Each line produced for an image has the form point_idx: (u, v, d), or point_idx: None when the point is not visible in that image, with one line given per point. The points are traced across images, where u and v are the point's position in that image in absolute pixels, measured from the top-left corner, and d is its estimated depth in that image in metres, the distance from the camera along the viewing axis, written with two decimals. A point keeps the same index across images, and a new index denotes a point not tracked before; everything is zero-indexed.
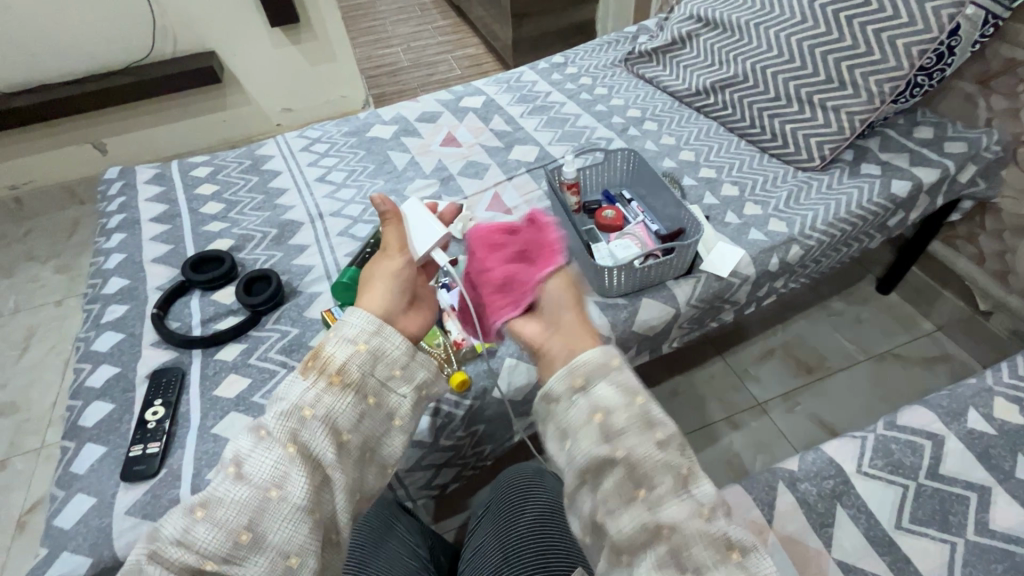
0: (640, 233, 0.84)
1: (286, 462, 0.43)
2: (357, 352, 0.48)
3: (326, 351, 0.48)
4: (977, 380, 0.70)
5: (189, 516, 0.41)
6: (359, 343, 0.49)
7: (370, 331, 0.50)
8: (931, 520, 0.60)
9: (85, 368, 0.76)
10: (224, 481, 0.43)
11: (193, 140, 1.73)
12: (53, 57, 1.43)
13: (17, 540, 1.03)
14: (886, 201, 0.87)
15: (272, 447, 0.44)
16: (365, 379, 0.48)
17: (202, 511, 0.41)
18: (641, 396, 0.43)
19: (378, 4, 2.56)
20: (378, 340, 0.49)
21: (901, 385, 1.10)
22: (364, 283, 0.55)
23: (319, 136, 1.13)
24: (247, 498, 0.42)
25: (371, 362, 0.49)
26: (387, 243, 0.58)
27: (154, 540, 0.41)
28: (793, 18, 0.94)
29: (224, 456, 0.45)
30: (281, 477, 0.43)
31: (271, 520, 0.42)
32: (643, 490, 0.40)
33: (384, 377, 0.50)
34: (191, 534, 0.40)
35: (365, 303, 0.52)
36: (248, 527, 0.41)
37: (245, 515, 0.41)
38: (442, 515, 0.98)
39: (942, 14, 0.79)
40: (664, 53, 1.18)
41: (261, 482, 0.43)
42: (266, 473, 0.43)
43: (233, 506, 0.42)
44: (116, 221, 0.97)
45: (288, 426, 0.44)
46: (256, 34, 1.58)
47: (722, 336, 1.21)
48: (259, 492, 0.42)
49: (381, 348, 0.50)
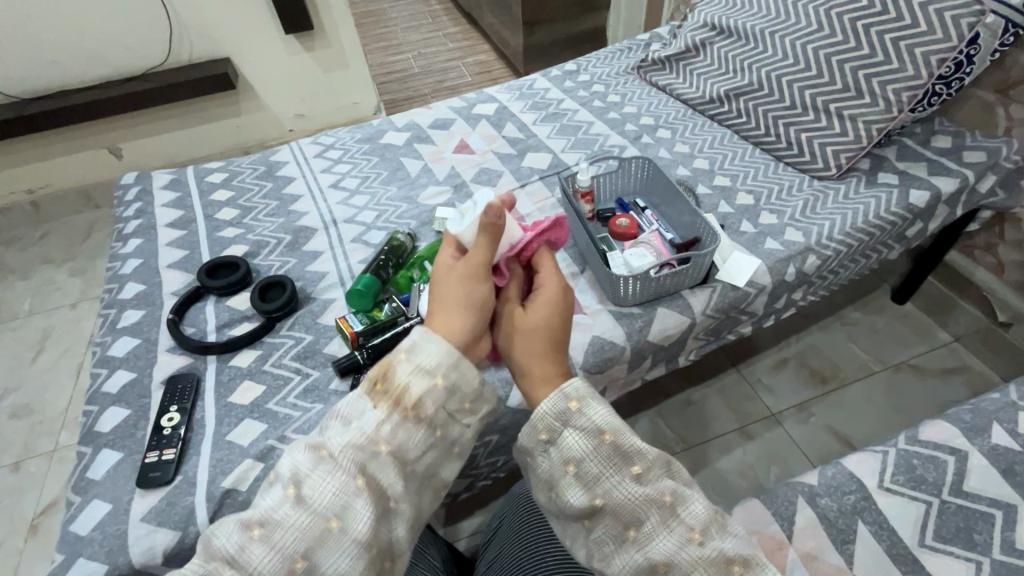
0: (654, 242, 0.83)
1: (351, 492, 0.44)
2: (433, 387, 0.47)
3: (400, 379, 0.47)
4: (1000, 395, 0.68)
5: (245, 533, 0.42)
6: (435, 377, 0.47)
7: (447, 363, 0.48)
8: (955, 538, 0.59)
9: (102, 373, 0.76)
10: (285, 504, 0.43)
11: (206, 145, 1.75)
12: (72, 65, 1.45)
13: (30, 542, 1.04)
14: (904, 211, 0.86)
15: (336, 473, 0.44)
16: (437, 413, 0.48)
17: (258, 531, 0.42)
18: (608, 435, 0.46)
19: (390, 11, 2.58)
20: (455, 375, 0.48)
21: (917, 397, 1.09)
22: (443, 305, 0.52)
23: (333, 143, 1.14)
24: (306, 526, 0.43)
25: (445, 398, 0.48)
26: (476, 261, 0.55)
27: (210, 555, 0.42)
28: (809, 26, 0.94)
29: (283, 473, 0.45)
30: (343, 506, 0.44)
31: (327, 552, 0.42)
32: (633, 528, 0.45)
33: (453, 410, 0.49)
34: (245, 555, 0.41)
35: (440, 328, 0.51)
36: (303, 555, 0.42)
37: (302, 544, 0.42)
38: (451, 521, 0.97)
39: (962, 23, 0.78)
40: (677, 61, 1.18)
41: (322, 509, 0.43)
42: (328, 502, 0.43)
43: (291, 532, 0.42)
44: (133, 226, 0.98)
45: (359, 457, 0.45)
46: (270, 41, 1.59)
47: (735, 346, 1.20)
48: (318, 520, 0.43)
49: (456, 384, 0.48)
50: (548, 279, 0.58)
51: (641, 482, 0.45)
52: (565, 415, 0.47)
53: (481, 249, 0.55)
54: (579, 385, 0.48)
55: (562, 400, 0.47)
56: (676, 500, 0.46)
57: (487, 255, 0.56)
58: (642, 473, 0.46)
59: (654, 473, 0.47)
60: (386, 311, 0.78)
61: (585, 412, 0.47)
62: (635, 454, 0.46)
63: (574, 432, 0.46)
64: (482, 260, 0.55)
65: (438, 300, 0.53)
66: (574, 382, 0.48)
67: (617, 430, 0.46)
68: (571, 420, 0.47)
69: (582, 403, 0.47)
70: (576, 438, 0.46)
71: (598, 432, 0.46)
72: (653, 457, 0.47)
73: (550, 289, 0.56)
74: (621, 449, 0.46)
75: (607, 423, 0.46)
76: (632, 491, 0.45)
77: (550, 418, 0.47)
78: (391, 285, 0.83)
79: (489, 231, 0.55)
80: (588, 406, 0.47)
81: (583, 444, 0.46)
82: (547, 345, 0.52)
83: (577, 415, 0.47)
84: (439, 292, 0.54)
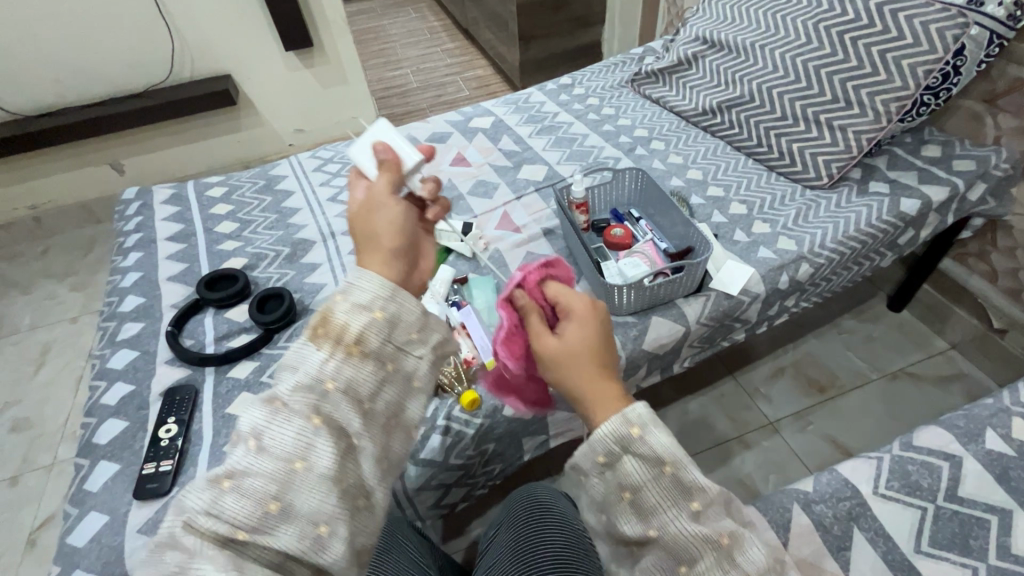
0: (648, 252, 0.85)
1: (310, 433, 0.42)
2: (374, 320, 0.46)
3: (338, 319, 0.46)
4: (993, 401, 0.69)
5: (214, 489, 0.40)
6: (374, 310, 0.47)
7: (383, 296, 0.48)
8: (951, 544, 0.59)
9: (101, 385, 0.77)
10: (247, 455, 0.41)
11: (206, 160, 1.77)
12: (76, 84, 1.48)
13: (26, 557, 1.03)
14: (894, 219, 0.87)
15: (292, 418, 0.42)
16: (382, 346, 0.47)
17: (229, 482, 0.40)
18: (669, 467, 0.45)
19: (388, 28, 2.63)
20: (394, 306, 0.48)
21: (914, 404, 1.09)
22: (366, 246, 0.52)
23: (331, 157, 1.15)
24: (271, 470, 0.41)
25: (388, 329, 0.47)
26: (378, 200, 0.56)
27: (182, 511, 0.40)
28: (798, 40, 0.96)
29: (241, 432, 0.43)
30: (305, 448, 0.42)
31: (299, 490, 0.41)
32: (685, 565, 0.45)
33: (401, 342, 0.48)
34: (215, 507, 0.39)
35: (381, 266, 0.50)
36: (276, 496, 0.40)
37: (271, 485, 0.40)
38: (450, 535, 0.98)
39: (946, 35, 0.80)
40: (670, 74, 1.20)
41: (285, 453, 0.42)
42: (289, 445, 0.42)
43: (259, 477, 0.40)
44: (134, 239, 0.99)
45: (310, 398, 0.43)
46: (270, 57, 1.62)
47: (731, 353, 1.20)
48: (282, 464, 0.41)
49: (396, 315, 0.48)
50: (574, 315, 0.55)
51: (699, 521, 0.45)
52: (626, 441, 0.46)
53: (381, 178, 0.58)
54: (642, 411, 0.47)
55: (591, 453, 0.47)
56: (736, 543, 0.45)
57: (389, 183, 0.58)
58: (700, 510, 0.45)
59: (713, 511, 0.46)
60: None
61: (647, 440, 0.46)
62: (688, 482, 0.45)
63: (635, 459, 0.46)
64: (384, 191, 0.57)
65: (360, 239, 0.53)
66: (637, 407, 0.47)
67: (678, 462, 0.45)
68: (632, 446, 0.46)
69: (645, 430, 0.46)
70: (637, 466, 0.46)
71: (659, 463, 0.45)
72: (713, 493, 0.46)
73: (578, 312, 0.55)
74: (682, 482, 0.45)
75: (668, 453, 0.45)
76: (690, 529, 0.44)
77: (611, 443, 0.46)
78: None
79: (387, 167, 0.59)
80: (651, 433, 0.46)
81: (642, 472, 0.45)
82: (595, 368, 0.51)
83: (638, 442, 0.46)
84: (356, 227, 0.54)
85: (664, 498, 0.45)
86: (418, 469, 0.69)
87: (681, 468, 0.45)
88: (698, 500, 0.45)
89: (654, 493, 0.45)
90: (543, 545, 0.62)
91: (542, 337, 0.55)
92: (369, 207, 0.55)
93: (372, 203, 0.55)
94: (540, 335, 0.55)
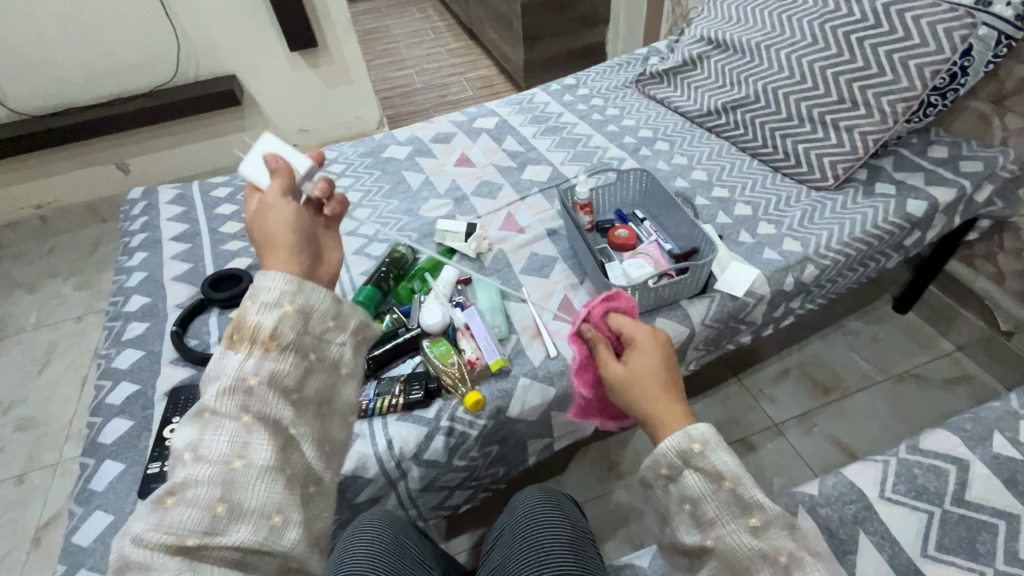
0: (653, 252, 0.84)
1: (243, 432, 0.43)
2: (285, 314, 0.47)
3: (250, 320, 0.46)
4: (1002, 404, 0.68)
5: (158, 508, 0.39)
6: (284, 305, 0.47)
7: (293, 290, 0.48)
8: (959, 549, 0.59)
9: (106, 385, 0.77)
10: (183, 469, 0.41)
11: (211, 161, 1.77)
12: (83, 84, 1.49)
13: (32, 554, 1.04)
14: (901, 220, 0.86)
15: (224, 423, 0.43)
16: (301, 337, 0.48)
17: (172, 498, 0.40)
18: (729, 482, 0.46)
19: (392, 28, 2.63)
20: (304, 298, 0.48)
21: (920, 407, 1.08)
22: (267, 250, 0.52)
23: (335, 157, 1.15)
24: (211, 474, 0.41)
25: (303, 321, 0.48)
26: (270, 205, 0.56)
27: (124, 541, 0.38)
28: (804, 40, 0.95)
29: (175, 452, 0.43)
30: (242, 446, 0.42)
31: (245, 487, 0.41)
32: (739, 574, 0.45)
33: (320, 332, 0.49)
34: (161, 523, 0.38)
35: (277, 264, 0.50)
36: (222, 497, 0.40)
37: (215, 487, 0.40)
38: (453, 534, 0.98)
39: (954, 35, 0.79)
40: (676, 74, 1.20)
41: (222, 455, 0.42)
42: (225, 446, 0.42)
43: (201, 484, 0.40)
44: (139, 239, 1.00)
45: (238, 399, 0.43)
46: (274, 58, 1.62)
47: (735, 355, 1.20)
48: (222, 466, 0.41)
49: (308, 307, 0.49)
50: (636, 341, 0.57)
51: (757, 537, 0.45)
52: (688, 454, 0.47)
53: (272, 183, 0.58)
54: (705, 430, 0.48)
55: (654, 465, 0.48)
56: (794, 563, 0.43)
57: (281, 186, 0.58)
58: (760, 525, 0.45)
59: (774, 530, 0.45)
60: (388, 323, 0.80)
61: (709, 456, 0.47)
62: None
63: (696, 473, 0.47)
64: (277, 195, 0.57)
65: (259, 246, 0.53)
66: (699, 426, 0.48)
67: (737, 478, 0.46)
68: (693, 459, 0.47)
69: (706, 446, 0.47)
70: (697, 478, 0.47)
71: (718, 478, 0.46)
72: (774, 511, 0.45)
73: (638, 337, 0.57)
74: (741, 497, 0.46)
75: (728, 469, 0.46)
76: (746, 541, 0.45)
77: (673, 456, 0.47)
78: (391, 297, 0.85)
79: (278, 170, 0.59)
80: (715, 451, 0.47)
81: (702, 485, 0.47)
82: (658, 387, 0.53)
83: (699, 456, 0.47)
84: (252, 234, 0.54)
85: (722, 511, 0.46)
86: (422, 469, 0.69)
87: (740, 482, 0.46)
88: (757, 516, 0.45)
89: (714, 505, 0.46)
90: (547, 548, 0.62)
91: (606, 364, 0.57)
92: (263, 213, 0.55)
93: (264, 209, 0.56)
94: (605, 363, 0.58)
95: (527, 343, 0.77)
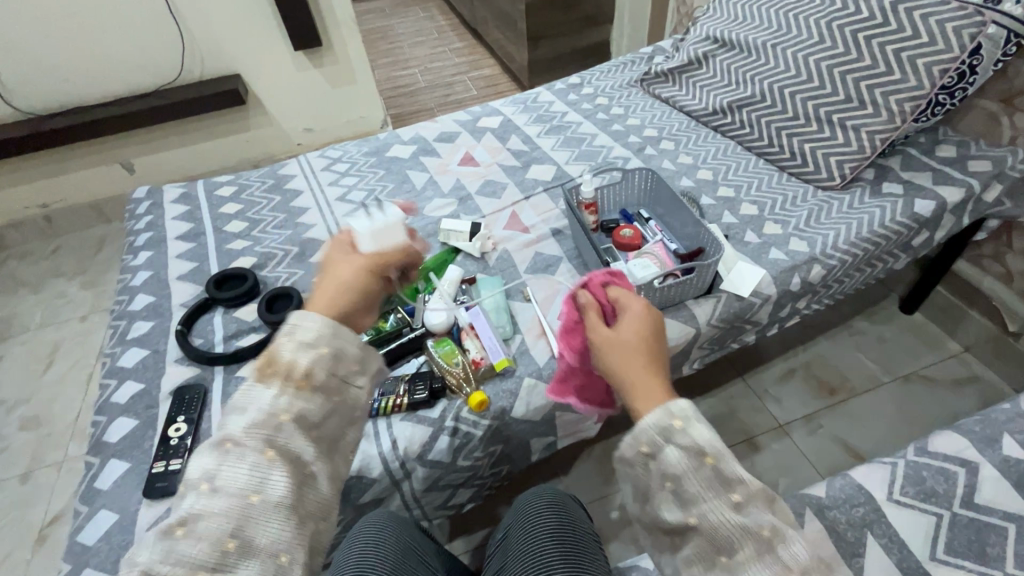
0: (658, 252, 0.84)
1: (262, 469, 0.46)
2: (318, 355, 0.50)
3: (284, 357, 0.50)
4: (1011, 406, 0.68)
5: (170, 536, 0.43)
6: (319, 347, 0.51)
7: (328, 334, 0.51)
8: (968, 551, 0.58)
9: (111, 384, 0.77)
10: (199, 498, 0.44)
11: (215, 160, 1.77)
12: (89, 83, 1.50)
13: (37, 553, 1.04)
14: (909, 220, 0.86)
15: (243, 458, 0.46)
16: (329, 379, 0.51)
17: (183, 529, 0.43)
18: (711, 458, 0.45)
19: (396, 28, 2.63)
20: (337, 342, 0.52)
21: (927, 407, 1.07)
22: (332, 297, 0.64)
23: (339, 156, 1.15)
24: (226, 508, 0.44)
25: (332, 363, 0.51)
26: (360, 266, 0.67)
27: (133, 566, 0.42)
28: (811, 39, 0.94)
29: (189, 478, 0.46)
30: (258, 483, 0.46)
31: (256, 524, 0.44)
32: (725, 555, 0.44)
33: (345, 375, 0.52)
34: (173, 553, 0.42)
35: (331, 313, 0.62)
36: (234, 534, 0.43)
37: (229, 523, 0.44)
38: (456, 534, 0.97)
39: (962, 34, 0.78)
40: (681, 73, 1.19)
41: (238, 491, 0.45)
42: (242, 482, 0.45)
43: (214, 518, 0.43)
44: (144, 239, 1.00)
45: (263, 434, 0.47)
46: (278, 57, 1.62)
47: (740, 355, 1.19)
48: (237, 501, 0.45)
49: (340, 350, 0.52)
50: (632, 312, 0.56)
51: (739, 511, 0.44)
52: (668, 430, 0.46)
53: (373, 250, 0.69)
54: (684, 406, 0.47)
55: (635, 443, 0.47)
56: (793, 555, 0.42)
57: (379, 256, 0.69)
58: (742, 501, 0.44)
59: (753, 505, 0.45)
60: (391, 323, 0.80)
61: (688, 431, 0.46)
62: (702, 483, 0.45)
63: (677, 449, 0.45)
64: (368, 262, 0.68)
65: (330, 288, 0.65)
66: (680, 402, 0.47)
67: (719, 454, 0.45)
68: (673, 435, 0.46)
69: (687, 422, 0.46)
70: (684, 457, 0.45)
71: (700, 454, 0.45)
72: (754, 486, 0.45)
73: (635, 309, 0.56)
74: (723, 474, 0.45)
75: (711, 445, 0.45)
76: (729, 517, 0.44)
77: (652, 433, 0.46)
78: None
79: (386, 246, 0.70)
80: (694, 425, 0.46)
81: (682, 462, 0.45)
82: (644, 360, 0.52)
83: (681, 433, 0.45)
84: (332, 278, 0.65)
85: (705, 488, 0.44)
86: (427, 469, 0.69)
87: (720, 457, 0.45)
88: (738, 491, 0.45)
89: (695, 483, 0.45)
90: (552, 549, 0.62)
91: (597, 328, 0.56)
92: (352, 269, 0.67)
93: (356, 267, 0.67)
94: (595, 327, 0.56)
95: (532, 343, 0.77)
